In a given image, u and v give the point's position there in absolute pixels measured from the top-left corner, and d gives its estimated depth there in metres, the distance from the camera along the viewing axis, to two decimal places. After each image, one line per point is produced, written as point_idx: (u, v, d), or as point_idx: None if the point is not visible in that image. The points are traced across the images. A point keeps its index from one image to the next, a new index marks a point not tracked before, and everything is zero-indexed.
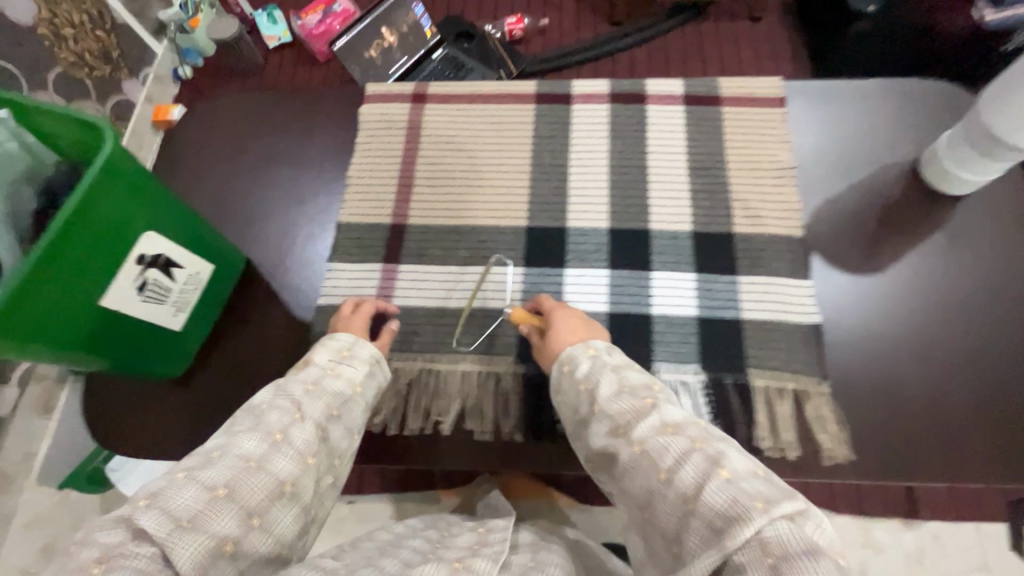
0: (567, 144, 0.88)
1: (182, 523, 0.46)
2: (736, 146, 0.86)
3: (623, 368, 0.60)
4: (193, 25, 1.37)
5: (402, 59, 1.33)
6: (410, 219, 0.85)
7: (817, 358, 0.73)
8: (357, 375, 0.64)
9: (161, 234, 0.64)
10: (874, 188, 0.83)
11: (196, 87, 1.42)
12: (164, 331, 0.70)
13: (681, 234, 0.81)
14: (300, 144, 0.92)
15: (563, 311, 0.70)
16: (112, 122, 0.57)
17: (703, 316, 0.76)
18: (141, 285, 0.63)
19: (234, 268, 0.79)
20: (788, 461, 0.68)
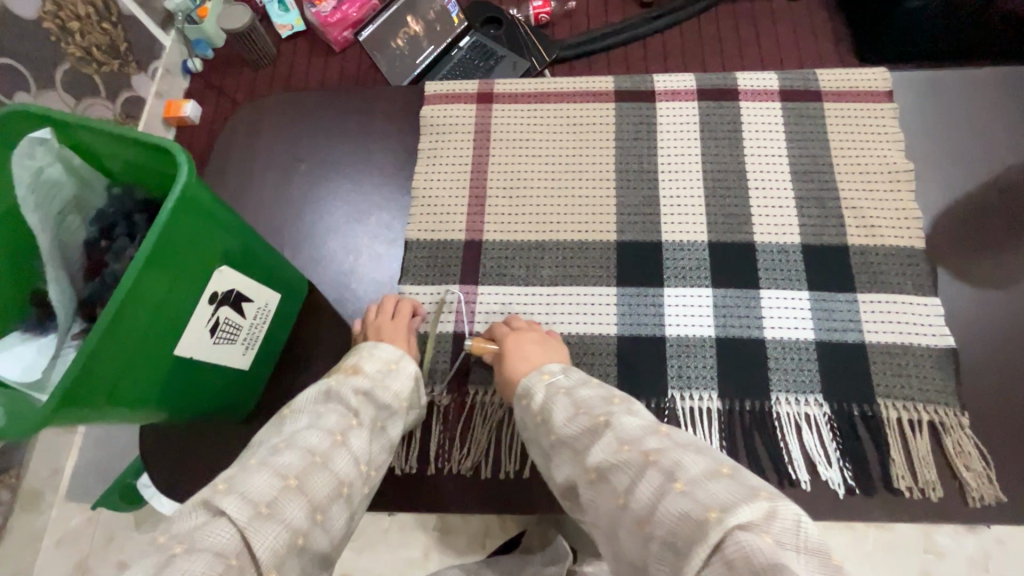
0: (654, 146, 0.80)
1: (260, 510, 0.45)
2: (842, 146, 0.78)
3: (576, 389, 0.56)
4: (201, 15, 1.24)
5: (429, 50, 1.22)
6: (486, 234, 0.77)
7: (954, 385, 0.66)
8: (404, 390, 0.62)
9: (229, 268, 0.61)
10: (994, 190, 0.76)
11: (209, 82, 1.29)
12: (235, 370, 0.67)
13: (788, 246, 0.74)
14: (359, 154, 0.88)
15: (525, 333, 0.66)
16: (180, 146, 0.53)
17: (821, 339, 0.69)
18: (213, 325, 0.61)
19: (297, 293, 0.76)
20: (932, 501, 0.63)
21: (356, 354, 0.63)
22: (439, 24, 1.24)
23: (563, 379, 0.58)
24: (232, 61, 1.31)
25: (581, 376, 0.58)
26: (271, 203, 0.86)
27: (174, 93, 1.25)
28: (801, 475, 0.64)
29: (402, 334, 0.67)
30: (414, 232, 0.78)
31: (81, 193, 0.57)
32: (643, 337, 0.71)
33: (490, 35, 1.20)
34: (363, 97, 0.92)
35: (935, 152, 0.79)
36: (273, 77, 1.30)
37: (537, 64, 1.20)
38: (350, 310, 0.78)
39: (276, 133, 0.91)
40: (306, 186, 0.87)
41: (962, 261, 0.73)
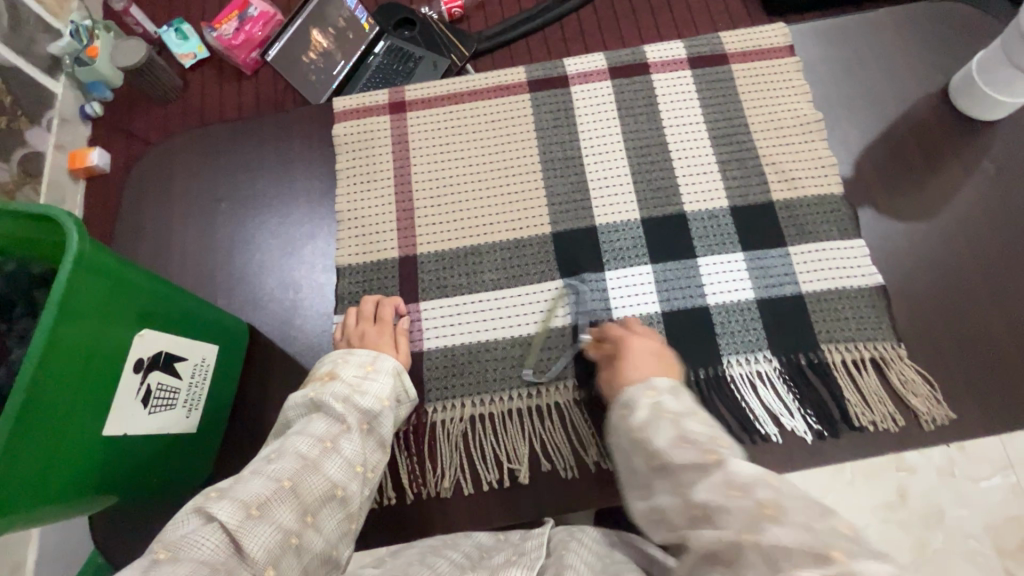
0: (575, 131, 0.80)
1: (251, 514, 0.45)
2: (754, 105, 0.80)
3: (684, 416, 0.50)
4: (91, 54, 1.16)
5: (344, 62, 1.17)
6: (420, 247, 0.75)
7: (888, 319, 0.69)
8: (383, 390, 0.61)
9: (151, 330, 0.57)
10: (897, 129, 0.81)
11: (115, 126, 1.20)
12: (182, 436, 0.63)
13: (717, 211, 0.75)
14: (279, 182, 0.84)
15: (637, 343, 0.62)
16: (69, 210, 0.48)
17: (760, 297, 0.71)
18: (145, 395, 0.57)
19: (238, 339, 0.72)
20: (893, 433, 0.66)
21: (330, 362, 0.63)
22: (352, 33, 1.20)
23: (671, 401, 0.52)
24: (137, 101, 1.22)
25: (690, 404, 0.52)
26: (195, 246, 0.81)
27: (77, 144, 1.15)
28: (769, 428, 0.66)
29: (385, 338, 0.67)
30: (344, 257, 0.75)
31: None
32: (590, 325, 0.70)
33: (403, 36, 1.18)
34: (275, 122, 0.87)
35: (837, 102, 0.84)
36: (184, 110, 1.22)
37: (457, 60, 1.18)
38: (297, 346, 0.75)
39: (190, 174, 0.86)
40: (229, 224, 0.82)
41: (882, 197, 0.78)
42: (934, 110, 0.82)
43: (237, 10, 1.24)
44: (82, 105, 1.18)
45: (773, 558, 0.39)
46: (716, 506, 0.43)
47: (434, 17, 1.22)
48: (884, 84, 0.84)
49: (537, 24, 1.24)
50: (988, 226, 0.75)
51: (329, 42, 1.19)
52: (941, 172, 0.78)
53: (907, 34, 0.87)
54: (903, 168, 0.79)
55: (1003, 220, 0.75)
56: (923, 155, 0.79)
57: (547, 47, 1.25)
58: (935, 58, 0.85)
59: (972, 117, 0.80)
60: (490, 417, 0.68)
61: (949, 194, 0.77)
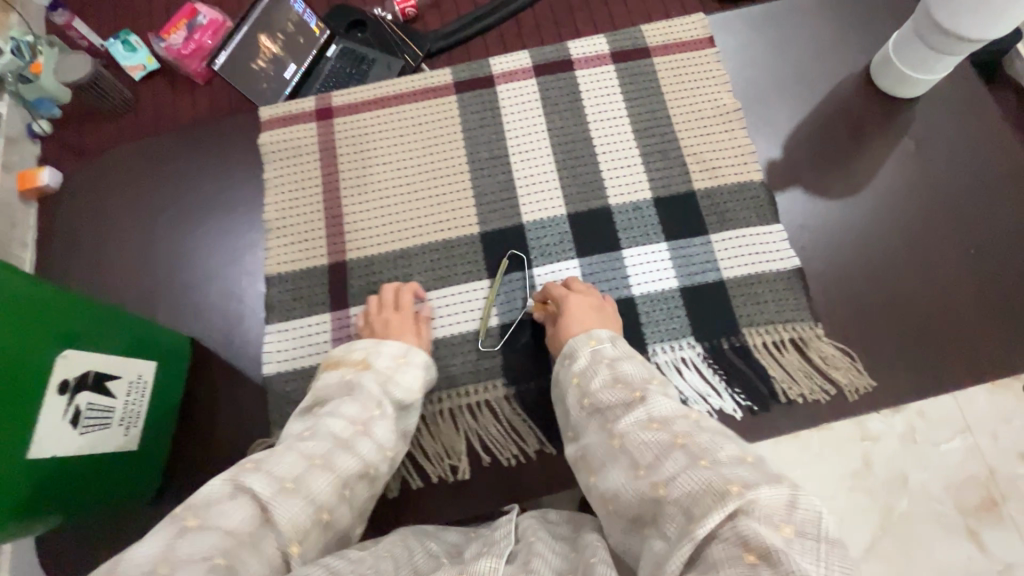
0: (501, 130, 0.80)
1: (282, 486, 0.47)
2: (674, 98, 0.81)
3: (620, 361, 0.55)
4: (36, 70, 1.12)
5: (295, 66, 1.17)
6: (349, 254, 0.75)
7: (804, 299, 0.72)
8: (415, 383, 0.62)
9: (77, 350, 0.55)
10: (831, 107, 0.82)
11: (65, 143, 1.17)
12: (120, 455, 0.61)
13: (641, 204, 0.76)
14: (216, 192, 0.81)
15: (574, 297, 0.65)
16: None
17: (683, 286, 0.72)
18: (74, 415, 0.54)
19: (177, 353, 0.70)
20: (824, 403, 0.69)
21: (365, 351, 0.62)
22: (302, 37, 1.18)
23: (610, 348, 0.57)
24: (86, 117, 1.19)
25: (628, 348, 0.58)
26: (132, 262, 0.78)
27: (24, 164, 1.12)
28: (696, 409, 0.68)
29: (409, 329, 0.66)
30: (273, 267, 0.75)
31: None
32: (520, 323, 0.71)
33: (355, 38, 1.20)
34: (211, 130, 0.85)
35: (775, 82, 0.84)
36: (136, 123, 1.19)
37: (411, 59, 1.19)
38: (238, 357, 0.73)
39: (124, 187, 0.83)
40: (167, 237, 0.79)
41: (813, 178, 0.78)
42: (866, 86, 0.82)
43: (185, 19, 1.23)
44: (29, 123, 1.15)
45: (688, 506, 0.39)
46: (641, 443, 0.46)
47: (387, 18, 1.23)
48: (819, 62, 0.84)
49: (491, 19, 1.24)
50: (916, 198, 0.77)
51: (278, 48, 1.17)
52: (870, 149, 0.79)
53: (841, 11, 0.87)
54: (832, 148, 0.79)
55: (932, 192, 0.77)
56: (851, 133, 0.80)
57: (503, 42, 1.26)
58: (869, 31, 0.85)
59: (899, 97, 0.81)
60: (424, 420, 0.68)
61: (875, 171, 0.78)
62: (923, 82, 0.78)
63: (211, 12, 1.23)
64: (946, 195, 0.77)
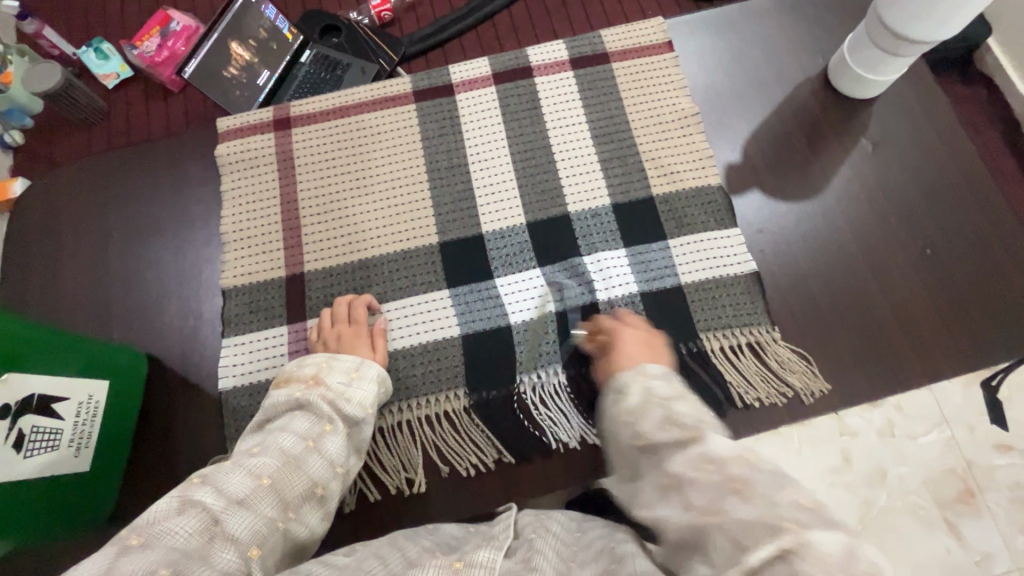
0: (460, 138, 0.80)
1: (235, 500, 0.48)
2: (633, 103, 0.81)
3: (673, 400, 0.49)
4: (5, 80, 1.11)
5: (269, 73, 1.15)
6: (307, 266, 0.74)
7: (761, 304, 0.72)
8: (368, 397, 0.62)
9: (15, 373, 0.53)
10: (794, 108, 0.82)
11: (37, 155, 1.16)
12: (70, 478, 0.59)
13: (599, 210, 0.76)
14: (177, 204, 0.80)
15: (631, 333, 0.61)
16: None
17: (641, 291, 0.73)
18: (16, 439, 0.53)
19: (134, 371, 0.68)
20: (781, 405, 0.70)
21: (316, 365, 0.63)
22: (275, 43, 1.17)
23: (662, 386, 0.51)
24: (57, 127, 1.18)
25: (681, 387, 0.51)
26: (93, 278, 0.77)
27: None
28: None
29: (362, 341, 0.67)
30: (229, 280, 0.74)
31: None
32: (478, 332, 0.71)
33: (330, 44, 1.18)
34: (169, 140, 0.83)
35: (737, 84, 0.84)
36: (109, 133, 1.18)
37: (386, 64, 1.17)
38: (198, 372, 0.72)
39: (84, 199, 0.81)
40: (128, 251, 0.78)
41: (771, 180, 0.79)
42: (827, 87, 0.83)
43: (158, 26, 1.22)
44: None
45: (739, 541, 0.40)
46: (688, 480, 0.44)
47: (362, 22, 1.22)
48: (780, 64, 0.85)
49: (466, 24, 1.24)
50: (874, 199, 0.78)
51: (250, 55, 1.15)
52: (831, 150, 0.80)
53: (804, 12, 0.87)
54: (790, 150, 0.80)
55: (891, 193, 0.78)
56: (806, 136, 0.80)
57: (478, 47, 1.25)
58: (830, 33, 0.86)
59: (862, 100, 0.82)
60: (384, 432, 0.68)
61: (830, 174, 0.79)
62: (891, 80, 0.77)
63: (183, 18, 1.22)
64: (901, 198, 0.78)
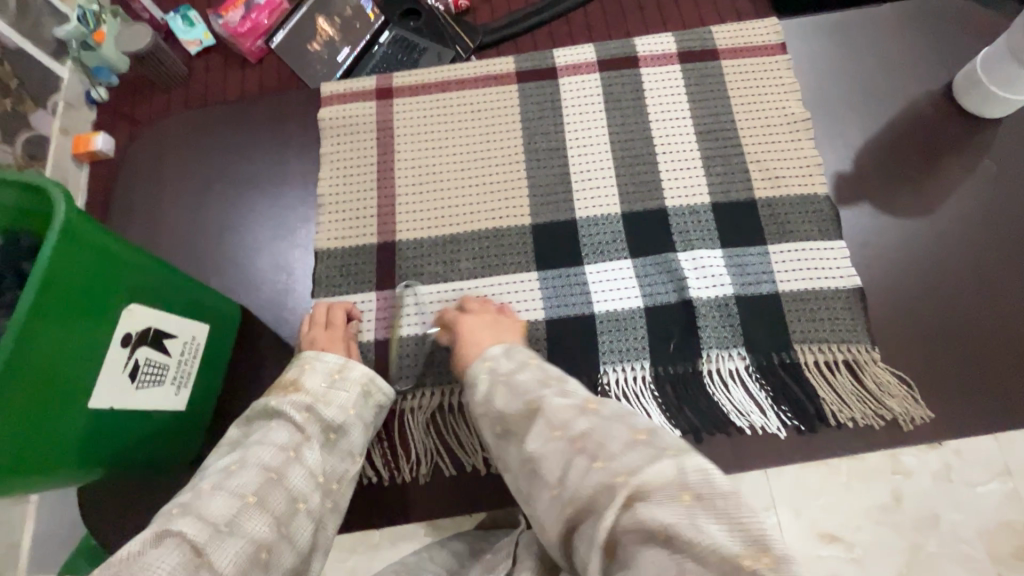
0: (561, 123, 0.79)
1: (217, 529, 0.44)
2: (741, 103, 0.79)
3: (517, 372, 0.52)
4: (99, 40, 1.12)
5: (348, 50, 1.16)
6: (400, 235, 0.75)
7: (863, 320, 0.69)
8: (349, 400, 0.57)
9: (139, 305, 0.55)
10: (907, 122, 0.78)
11: (119, 112, 1.17)
12: (169, 415, 0.61)
13: (699, 207, 0.74)
14: (274, 165, 0.81)
15: (474, 319, 0.64)
16: (55, 180, 0.47)
17: (738, 294, 0.70)
18: (133, 369, 0.55)
19: (229, 318, 0.70)
20: (877, 428, 0.66)
21: (295, 367, 0.59)
22: (357, 21, 1.19)
23: (503, 362, 0.53)
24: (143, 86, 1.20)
25: (521, 356, 0.53)
26: (187, 231, 0.78)
27: (82, 128, 1.13)
28: (741, 423, 0.66)
29: (484, 321, 0.64)
30: (324, 241, 0.75)
31: None
32: (568, 318, 0.70)
33: (408, 26, 1.18)
34: (272, 100, 0.85)
35: (848, 93, 0.81)
36: (187, 96, 1.19)
37: (461, 51, 1.16)
38: (288, 331, 0.73)
39: (186, 153, 0.83)
40: (224, 207, 0.79)
41: (882, 195, 0.75)
42: (946, 103, 0.79)
43: None
44: (87, 89, 1.16)
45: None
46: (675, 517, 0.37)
47: (440, 8, 1.19)
48: (894, 76, 0.81)
49: (542, 19, 1.20)
50: (989, 223, 0.73)
51: (335, 31, 1.18)
52: (948, 168, 0.76)
53: (923, 24, 0.83)
54: (902, 165, 0.76)
55: (1009, 218, 0.73)
56: (922, 154, 0.77)
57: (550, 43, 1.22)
58: (950, 46, 0.82)
59: (991, 119, 0.77)
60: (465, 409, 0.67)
61: (946, 193, 0.75)
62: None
63: None
64: (1016, 227, 0.73)
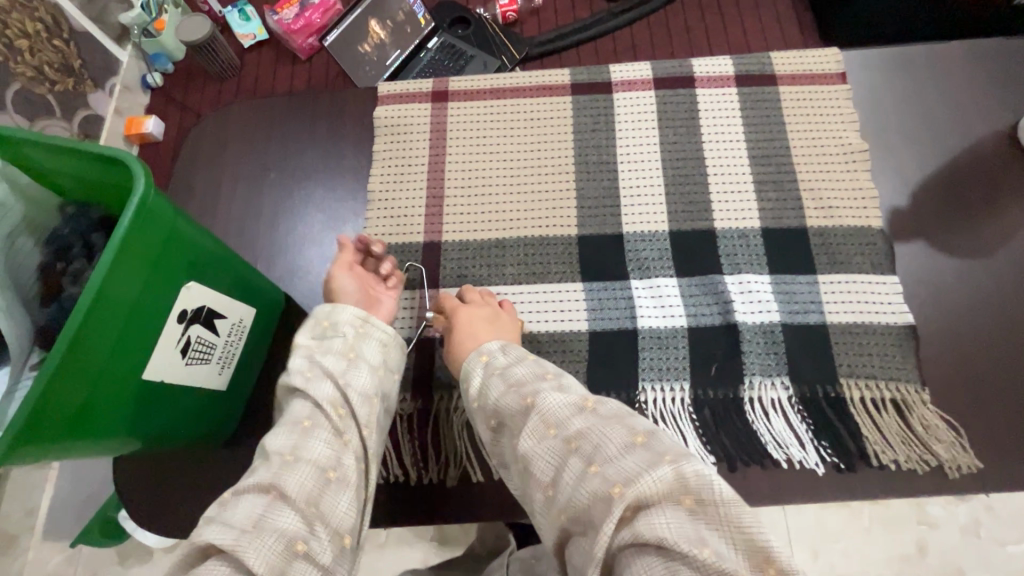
0: (613, 137, 0.79)
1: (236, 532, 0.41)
2: (798, 130, 0.78)
3: (512, 367, 0.53)
4: (159, 28, 1.16)
5: (397, 53, 1.17)
6: (445, 236, 0.75)
7: (914, 360, 0.67)
8: (374, 358, 0.57)
9: (197, 283, 0.57)
10: (968, 163, 0.76)
11: (170, 98, 1.21)
12: (210, 393, 0.62)
13: (749, 231, 0.73)
14: (326, 159, 0.83)
15: (475, 310, 0.64)
16: (136, 156, 0.49)
17: (785, 322, 0.69)
18: (184, 345, 0.56)
19: (274, 304, 0.71)
20: (921, 473, 0.63)
21: (317, 318, 0.59)
22: (409, 26, 1.19)
23: (501, 358, 0.55)
24: (195, 75, 1.23)
25: (518, 355, 0.55)
26: (237, 217, 0.80)
27: (136, 111, 1.17)
28: (780, 455, 0.64)
29: (487, 317, 0.64)
30: (371, 236, 0.76)
31: (31, 214, 0.54)
32: (610, 331, 0.69)
33: (457, 34, 1.18)
34: (329, 96, 0.87)
35: (907, 128, 0.79)
36: (239, 88, 1.23)
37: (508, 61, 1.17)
38: None
39: (242, 141, 0.85)
40: (274, 197, 0.81)
41: (939, 234, 0.73)
42: (1011, 147, 0.76)
43: None
44: (144, 74, 1.20)
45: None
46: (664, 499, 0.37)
47: (488, 18, 1.22)
48: (955, 115, 0.79)
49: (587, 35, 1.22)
50: None
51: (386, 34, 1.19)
52: (1010, 213, 0.73)
53: (988, 65, 0.82)
54: (961, 206, 0.74)
55: None
56: (983, 197, 0.74)
57: (595, 60, 1.23)
58: (1016, 89, 0.80)
59: None
60: None
61: (1008, 239, 0.72)
62: None
63: None
64: None
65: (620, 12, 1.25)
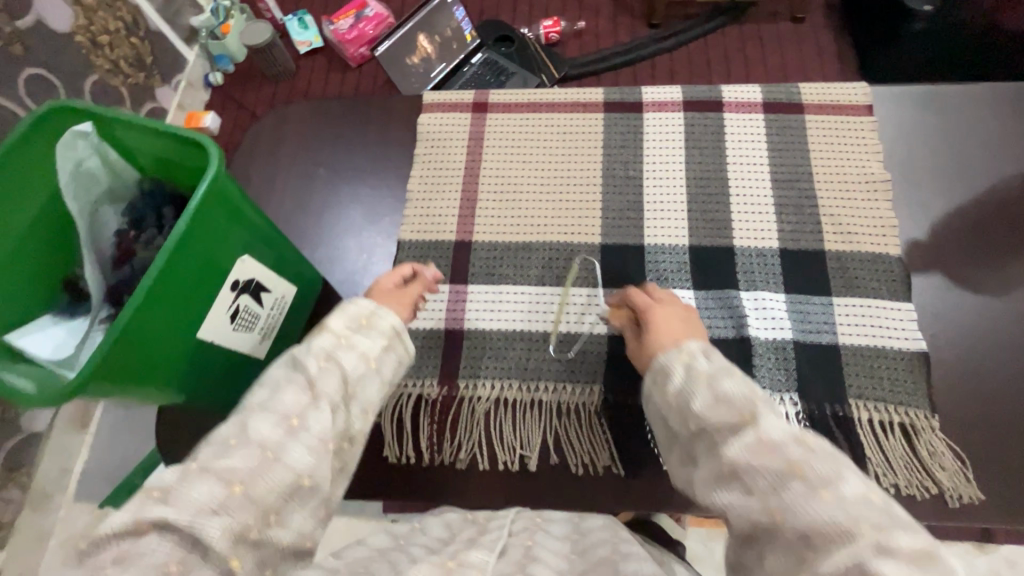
0: (640, 154, 0.84)
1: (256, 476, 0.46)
2: (821, 158, 0.81)
3: (718, 376, 0.50)
4: (224, 32, 1.27)
5: (442, 67, 1.23)
6: (476, 236, 0.80)
7: (924, 388, 0.68)
8: (373, 348, 0.56)
9: (251, 258, 0.63)
10: (991, 201, 0.77)
11: (230, 97, 1.31)
12: (251, 360, 0.68)
13: (767, 251, 0.76)
14: (371, 159, 0.90)
15: (670, 307, 0.62)
16: (213, 141, 0.55)
17: (797, 340, 0.71)
18: (233, 312, 0.62)
19: (313, 287, 0.77)
20: (921, 499, 0.64)
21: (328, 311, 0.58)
22: (455, 44, 1.27)
23: (704, 361, 0.52)
24: (252, 76, 1.33)
25: (724, 362, 0.52)
26: (284, 205, 0.87)
27: (196, 107, 1.28)
28: None
29: (675, 321, 0.60)
30: (407, 232, 0.82)
31: (114, 186, 0.62)
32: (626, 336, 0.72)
33: (501, 52, 1.22)
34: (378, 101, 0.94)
35: (932, 164, 0.81)
36: (291, 90, 1.32)
37: (547, 80, 1.22)
38: None
39: (294, 137, 0.93)
40: (319, 189, 0.88)
41: (957, 268, 0.74)
42: None
43: (356, 9, 1.34)
44: (206, 74, 1.30)
45: None
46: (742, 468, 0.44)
47: (530, 37, 1.27)
48: (981, 154, 0.80)
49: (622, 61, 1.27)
50: None
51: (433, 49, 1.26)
52: None
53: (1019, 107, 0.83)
54: (982, 242, 0.75)
55: None
56: (1004, 235, 0.75)
57: (631, 83, 1.28)
58: None
59: None
60: (518, 406, 0.71)
61: None
62: None
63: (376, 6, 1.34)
64: None
65: (662, 38, 1.29)
